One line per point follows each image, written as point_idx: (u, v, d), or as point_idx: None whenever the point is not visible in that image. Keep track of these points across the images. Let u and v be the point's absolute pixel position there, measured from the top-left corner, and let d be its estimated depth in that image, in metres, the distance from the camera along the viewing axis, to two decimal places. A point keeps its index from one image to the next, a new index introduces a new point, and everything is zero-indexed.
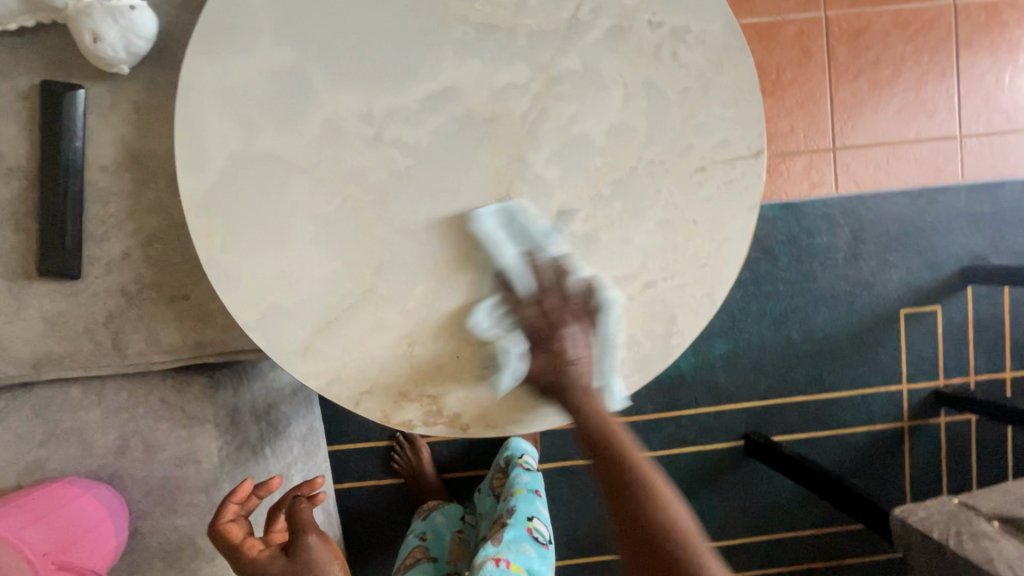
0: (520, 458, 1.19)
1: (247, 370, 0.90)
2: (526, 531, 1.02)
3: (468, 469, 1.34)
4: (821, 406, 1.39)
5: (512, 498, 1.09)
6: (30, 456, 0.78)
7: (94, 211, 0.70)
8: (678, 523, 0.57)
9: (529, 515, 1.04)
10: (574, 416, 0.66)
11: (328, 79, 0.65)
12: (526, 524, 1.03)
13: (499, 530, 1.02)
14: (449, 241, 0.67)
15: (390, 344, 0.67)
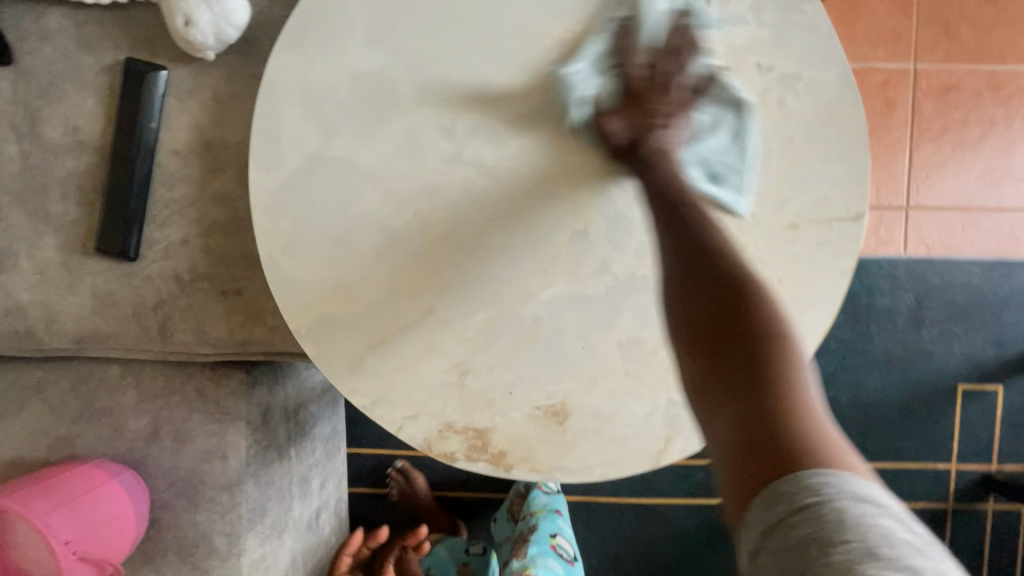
0: (539, 482, 1.19)
1: (283, 369, 0.88)
2: (549, 548, 1.04)
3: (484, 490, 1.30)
4: None
5: (534, 516, 1.10)
6: (62, 431, 0.77)
7: (159, 194, 0.69)
8: (798, 411, 0.40)
9: (552, 533, 1.06)
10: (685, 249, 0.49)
11: (414, 89, 0.62)
12: (550, 540, 1.04)
13: (522, 546, 1.04)
14: (517, 270, 0.63)
15: (442, 370, 0.64)
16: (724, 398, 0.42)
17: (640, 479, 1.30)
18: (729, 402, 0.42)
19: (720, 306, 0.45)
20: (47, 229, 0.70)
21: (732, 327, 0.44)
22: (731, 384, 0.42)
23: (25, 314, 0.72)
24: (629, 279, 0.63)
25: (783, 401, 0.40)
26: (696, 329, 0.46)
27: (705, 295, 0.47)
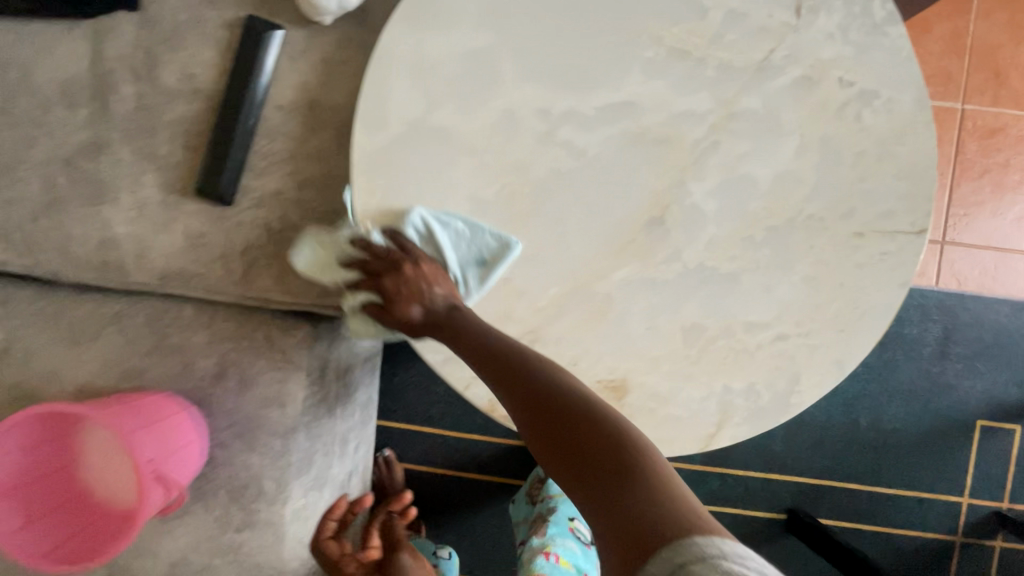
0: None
1: (339, 326, 0.87)
2: (568, 529, 1.11)
3: (500, 474, 1.34)
4: (873, 500, 1.33)
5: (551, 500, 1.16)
6: (133, 362, 0.80)
7: (260, 145, 0.73)
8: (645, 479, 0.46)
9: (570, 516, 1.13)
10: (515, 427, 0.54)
11: (516, 70, 0.66)
12: (568, 522, 1.11)
13: (542, 527, 1.11)
14: (593, 250, 0.67)
15: (513, 336, 0.67)
16: (569, 475, 0.49)
17: None
18: (586, 484, 0.48)
19: (543, 403, 0.53)
20: (150, 168, 0.74)
21: (562, 410, 0.52)
22: (559, 458, 0.50)
23: (118, 246, 0.76)
24: (698, 268, 0.67)
25: (639, 480, 0.46)
26: (518, 409, 0.54)
27: (525, 394, 0.54)
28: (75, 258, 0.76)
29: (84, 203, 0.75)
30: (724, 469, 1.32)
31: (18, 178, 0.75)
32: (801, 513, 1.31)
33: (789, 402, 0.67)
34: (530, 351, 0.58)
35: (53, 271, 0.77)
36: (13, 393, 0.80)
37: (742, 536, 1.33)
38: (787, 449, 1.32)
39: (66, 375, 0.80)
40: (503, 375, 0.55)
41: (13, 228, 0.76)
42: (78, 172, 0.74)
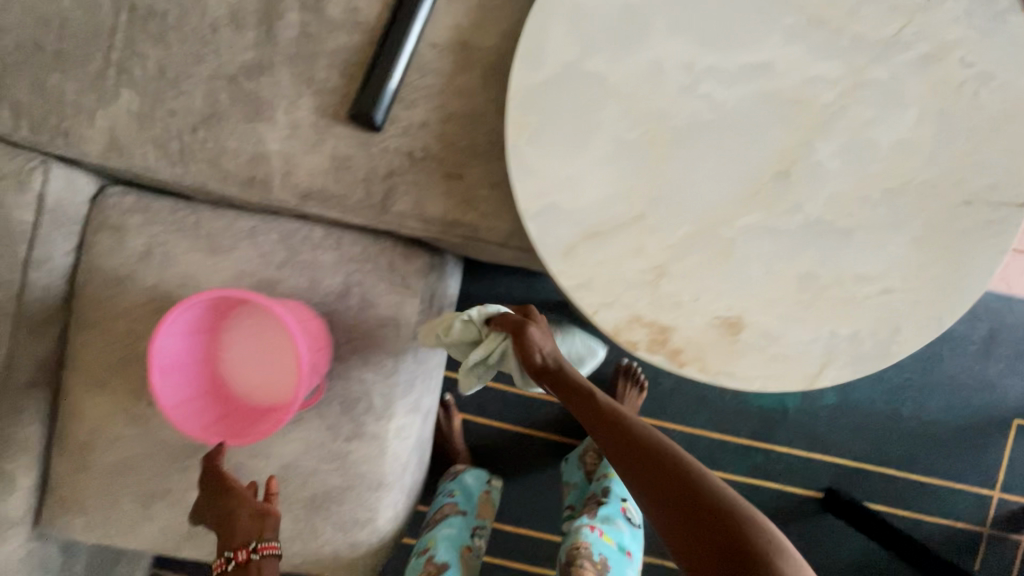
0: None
1: (443, 264, 0.94)
2: (619, 511, 1.12)
3: (553, 434, 1.38)
4: (908, 487, 1.37)
5: (607, 480, 1.17)
6: (266, 274, 0.86)
7: (412, 79, 0.79)
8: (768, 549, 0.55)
9: (623, 499, 1.14)
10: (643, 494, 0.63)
11: (666, 26, 0.72)
12: (620, 504, 1.12)
13: (594, 505, 1.13)
14: (722, 196, 0.72)
15: (641, 269, 0.72)
16: (679, 531, 0.58)
17: (703, 451, 1.38)
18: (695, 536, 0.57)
19: (656, 464, 0.63)
20: (307, 91, 0.80)
21: (675, 473, 0.62)
22: (673, 515, 0.59)
23: (268, 162, 0.82)
24: (818, 221, 0.72)
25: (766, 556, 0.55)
26: (636, 470, 0.64)
27: (640, 452, 0.65)
28: (226, 170, 0.82)
29: (242, 119, 0.81)
30: (768, 445, 1.38)
31: (184, 91, 0.81)
32: (839, 492, 1.35)
33: (890, 350, 0.72)
34: (629, 416, 0.69)
35: (205, 181, 0.83)
36: (152, 294, 0.86)
37: (781, 511, 1.38)
38: (830, 430, 1.37)
39: (203, 280, 0.86)
40: (619, 440, 0.67)
41: (173, 138, 0.82)
42: (240, 90, 0.80)
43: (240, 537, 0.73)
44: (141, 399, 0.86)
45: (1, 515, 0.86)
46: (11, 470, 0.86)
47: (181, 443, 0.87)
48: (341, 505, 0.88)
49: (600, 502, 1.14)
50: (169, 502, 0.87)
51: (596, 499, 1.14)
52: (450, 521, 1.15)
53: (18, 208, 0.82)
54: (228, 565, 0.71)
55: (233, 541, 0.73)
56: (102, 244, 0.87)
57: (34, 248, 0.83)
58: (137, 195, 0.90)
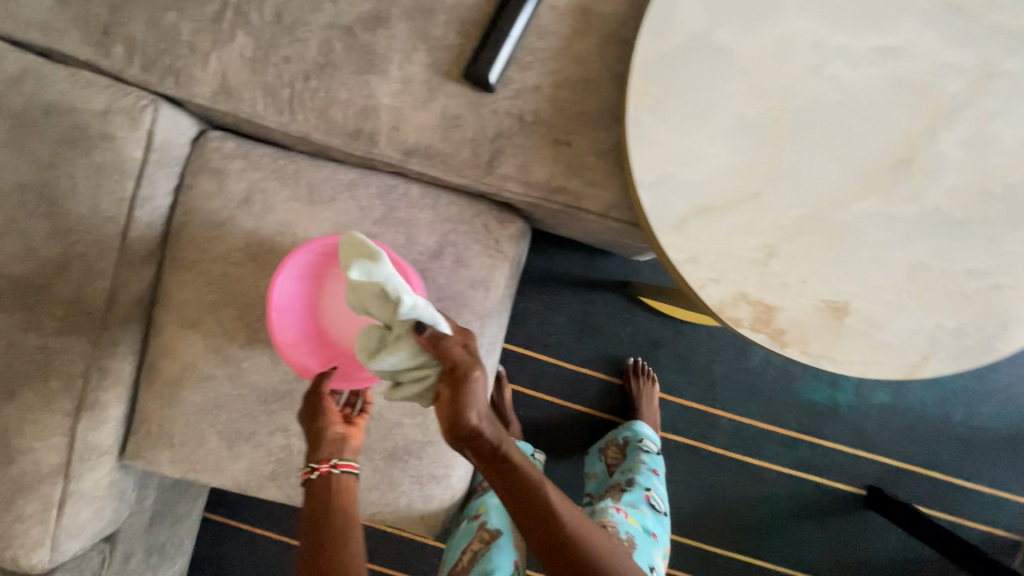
0: (639, 439, 1.18)
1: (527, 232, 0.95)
2: (644, 497, 1.04)
3: (602, 413, 1.37)
4: (950, 490, 1.36)
5: (631, 471, 1.11)
6: (363, 228, 0.87)
7: (529, 41, 0.79)
8: None
9: (648, 486, 1.06)
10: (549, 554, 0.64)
11: (798, 2, 0.71)
12: (644, 491, 1.04)
13: (617, 492, 1.05)
14: (840, 179, 0.72)
15: (751, 247, 0.73)
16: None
17: (750, 440, 1.38)
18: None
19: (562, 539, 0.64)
20: (423, 46, 0.80)
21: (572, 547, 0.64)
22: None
23: (377, 116, 0.82)
24: (934, 212, 0.72)
25: None
26: (544, 540, 0.63)
27: (551, 530, 0.63)
28: (334, 121, 0.83)
29: (355, 70, 0.81)
30: (816, 439, 1.38)
31: (299, 39, 0.81)
32: (883, 491, 1.36)
33: (994, 346, 0.72)
34: (528, 465, 0.62)
35: (312, 131, 0.83)
36: (249, 239, 0.87)
37: (822, 504, 1.39)
38: (880, 429, 1.37)
39: (301, 230, 0.87)
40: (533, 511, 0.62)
41: (283, 85, 0.82)
42: (355, 41, 0.80)
43: (326, 451, 0.69)
44: (234, 342, 0.88)
45: (94, 443, 0.89)
46: (105, 401, 0.88)
47: (270, 387, 0.89)
48: (419, 459, 0.90)
49: (624, 489, 1.06)
50: (255, 443, 0.89)
51: (622, 487, 1.07)
52: None
53: (129, 145, 0.83)
54: (310, 476, 0.67)
55: (318, 453, 0.69)
56: (203, 186, 0.88)
57: (142, 185, 0.84)
58: (238, 142, 0.90)
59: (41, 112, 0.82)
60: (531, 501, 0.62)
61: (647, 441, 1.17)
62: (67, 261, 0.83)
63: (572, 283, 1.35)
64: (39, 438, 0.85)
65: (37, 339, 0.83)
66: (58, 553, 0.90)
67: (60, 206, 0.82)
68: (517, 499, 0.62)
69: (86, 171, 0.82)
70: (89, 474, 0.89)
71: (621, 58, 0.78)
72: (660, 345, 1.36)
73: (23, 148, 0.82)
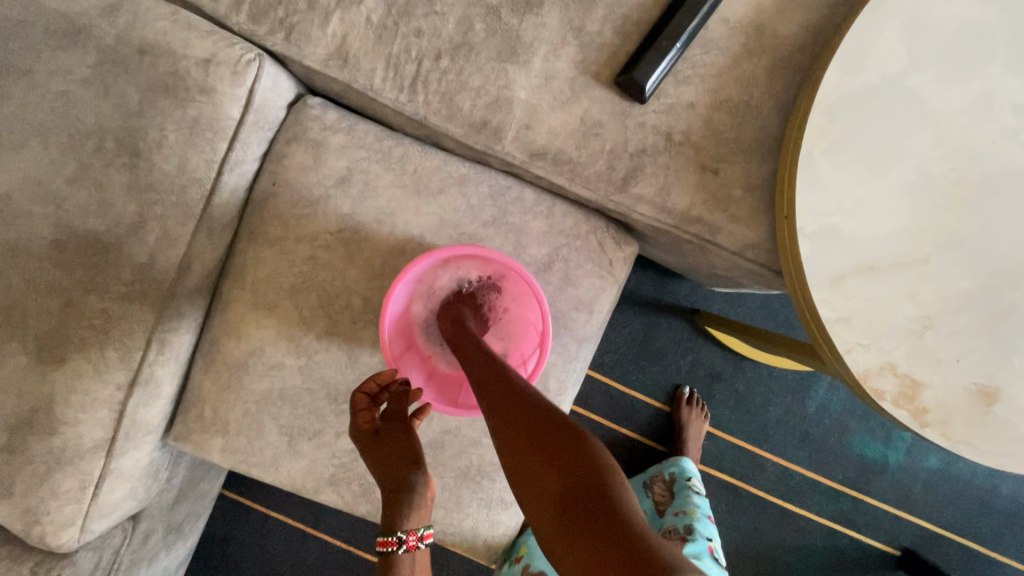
0: (687, 479, 1.13)
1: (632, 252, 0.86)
2: (707, 549, 0.99)
3: (643, 438, 1.30)
4: (986, 564, 1.27)
5: (686, 516, 1.06)
6: (470, 228, 0.80)
7: (692, 53, 0.72)
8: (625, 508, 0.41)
9: (709, 536, 1.02)
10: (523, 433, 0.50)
11: (1008, 56, 0.64)
12: (706, 542, 1.00)
13: (678, 540, 1.00)
14: (1016, 255, 0.65)
15: (908, 316, 0.66)
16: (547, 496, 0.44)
17: (793, 488, 1.29)
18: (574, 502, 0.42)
19: (537, 426, 0.50)
20: (573, 42, 0.73)
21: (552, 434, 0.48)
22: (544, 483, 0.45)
23: (509, 109, 0.74)
24: None
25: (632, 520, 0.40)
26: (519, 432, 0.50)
27: (527, 418, 0.51)
28: (459, 108, 0.74)
29: (495, 56, 0.73)
30: (860, 495, 1.29)
31: (437, 13, 0.73)
32: (919, 556, 1.27)
33: None
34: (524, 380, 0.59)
35: (433, 114, 0.75)
36: (342, 223, 0.79)
37: (855, 561, 1.30)
38: (925, 492, 1.28)
39: (401, 221, 0.79)
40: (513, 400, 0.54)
41: (410, 60, 0.74)
42: (499, 25, 0.73)
43: (416, 524, 0.64)
44: (309, 332, 0.80)
45: (141, 421, 0.80)
46: (159, 377, 0.79)
47: (342, 386, 0.81)
48: (491, 483, 0.83)
49: (684, 538, 1.01)
50: (317, 443, 0.82)
51: (679, 535, 1.02)
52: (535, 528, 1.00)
53: (227, 102, 0.74)
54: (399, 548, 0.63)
55: (405, 523, 0.64)
56: (299, 157, 0.80)
57: (234, 148, 0.76)
58: (341, 113, 0.82)
59: (137, 53, 0.74)
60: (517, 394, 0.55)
61: (696, 483, 1.13)
62: (143, 221, 0.74)
63: (639, 302, 1.28)
64: (84, 412, 0.75)
65: (98, 302, 0.74)
66: (87, 533, 0.80)
67: (144, 159, 0.74)
68: (493, 385, 0.58)
69: (178, 125, 0.74)
70: (130, 453, 0.80)
71: (789, 88, 0.72)
72: (718, 379, 1.29)
73: (112, 90, 0.74)
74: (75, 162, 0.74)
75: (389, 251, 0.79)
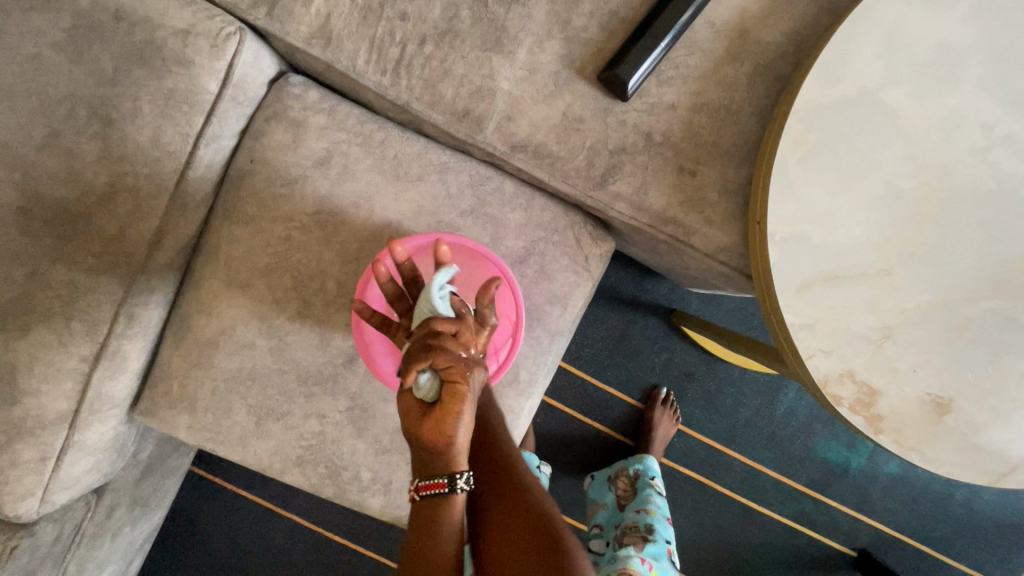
0: (651, 478, 1.14)
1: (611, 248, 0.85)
2: (666, 551, 1.00)
3: (614, 433, 1.31)
4: (936, 567, 1.31)
5: (647, 515, 1.06)
6: (448, 218, 0.80)
7: (676, 55, 0.73)
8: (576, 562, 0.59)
9: (668, 539, 1.02)
10: (508, 476, 0.65)
11: (980, 76, 0.65)
12: (667, 545, 1.01)
13: (638, 539, 1.01)
14: (976, 271, 0.67)
15: (869, 326, 0.68)
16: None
17: (758, 487, 1.32)
18: None
19: (511, 490, 0.64)
20: (559, 35, 0.73)
21: (539, 541, 0.60)
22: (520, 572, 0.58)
23: (492, 99, 0.74)
24: None
25: None
26: (503, 545, 0.60)
27: (501, 472, 0.66)
28: (442, 96, 0.74)
29: (480, 45, 0.73)
30: (822, 496, 1.32)
31: None
32: (874, 556, 1.31)
33: None
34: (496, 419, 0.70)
35: (415, 100, 0.74)
36: (319, 205, 0.79)
37: (813, 559, 1.33)
38: (884, 495, 1.31)
39: (380, 206, 0.79)
40: (506, 481, 0.65)
41: (394, 44, 0.74)
42: (485, 14, 0.73)
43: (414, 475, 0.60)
44: (281, 313, 0.80)
45: (106, 395, 0.79)
46: (127, 351, 0.78)
47: (312, 368, 0.81)
48: None
49: (645, 538, 1.02)
50: (286, 424, 0.82)
51: (640, 533, 1.03)
52: None
53: (206, 76, 0.73)
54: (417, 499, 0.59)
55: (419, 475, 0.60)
56: (279, 136, 0.79)
57: (211, 123, 0.75)
58: (323, 94, 0.81)
59: (114, 19, 0.73)
60: (514, 478, 0.65)
61: (661, 485, 1.13)
62: (114, 192, 0.73)
63: (618, 300, 1.29)
64: (48, 382, 0.74)
65: (64, 273, 0.73)
66: (48, 504, 0.79)
67: (116, 129, 0.73)
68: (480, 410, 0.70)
69: (153, 96, 0.73)
70: (95, 426, 0.79)
71: (769, 94, 0.73)
72: (691, 378, 1.31)
73: (85, 55, 0.72)
74: (45, 127, 0.72)
75: (364, 236, 0.79)
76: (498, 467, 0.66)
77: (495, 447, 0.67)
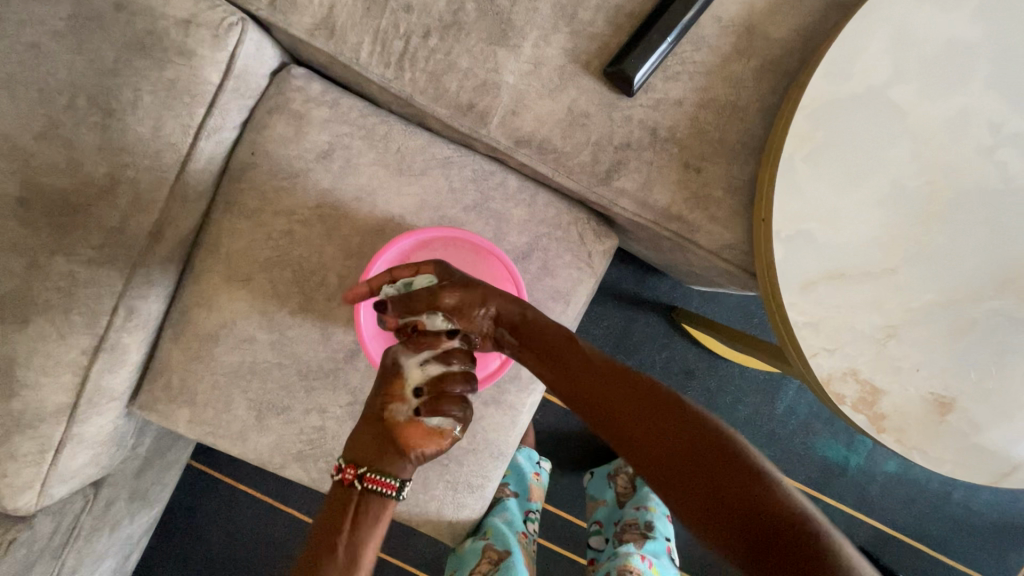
0: None
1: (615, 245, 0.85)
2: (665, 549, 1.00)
3: None
4: (933, 566, 1.32)
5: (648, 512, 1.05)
6: (451, 212, 0.79)
7: (682, 50, 0.72)
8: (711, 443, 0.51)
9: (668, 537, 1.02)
10: (608, 381, 0.58)
11: (988, 75, 0.65)
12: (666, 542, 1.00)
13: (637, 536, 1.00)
14: (981, 271, 0.67)
15: (873, 325, 0.67)
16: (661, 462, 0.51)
17: None
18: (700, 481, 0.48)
19: (623, 388, 0.57)
20: (564, 29, 0.72)
21: (668, 426, 0.53)
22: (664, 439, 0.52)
23: (497, 93, 0.73)
24: None
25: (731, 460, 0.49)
26: (634, 446, 0.53)
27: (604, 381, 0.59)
28: (446, 89, 0.73)
29: (485, 38, 0.72)
30: (820, 494, 1.32)
31: None
32: (871, 555, 1.31)
33: None
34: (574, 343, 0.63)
35: (419, 93, 0.74)
36: (321, 199, 0.78)
37: None
38: (882, 494, 1.32)
39: (382, 200, 0.79)
40: (606, 385, 0.58)
41: (399, 36, 0.73)
42: (491, 7, 0.72)
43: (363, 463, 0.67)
44: (282, 307, 0.79)
45: (105, 389, 0.78)
46: (126, 344, 0.78)
47: (313, 363, 0.80)
48: (459, 466, 0.84)
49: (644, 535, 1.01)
50: (286, 419, 0.81)
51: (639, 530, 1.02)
52: (501, 502, 1.02)
53: (207, 67, 0.72)
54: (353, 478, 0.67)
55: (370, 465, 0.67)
56: (281, 128, 0.78)
57: (213, 114, 0.74)
58: (326, 86, 0.80)
59: (114, 8, 0.72)
60: (623, 376, 0.59)
61: None
62: (114, 184, 0.72)
63: (619, 297, 1.29)
64: (46, 374, 0.73)
65: (63, 264, 0.72)
66: (46, 497, 0.78)
67: (117, 119, 0.72)
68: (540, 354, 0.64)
69: (154, 87, 0.72)
70: (94, 419, 0.79)
71: (776, 91, 0.72)
72: (692, 375, 1.31)
73: (86, 45, 0.71)
74: (44, 117, 0.71)
75: (367, 230, 0.79)
76: (591, 379, 0.59)
77: (579, 368, 0.60)
